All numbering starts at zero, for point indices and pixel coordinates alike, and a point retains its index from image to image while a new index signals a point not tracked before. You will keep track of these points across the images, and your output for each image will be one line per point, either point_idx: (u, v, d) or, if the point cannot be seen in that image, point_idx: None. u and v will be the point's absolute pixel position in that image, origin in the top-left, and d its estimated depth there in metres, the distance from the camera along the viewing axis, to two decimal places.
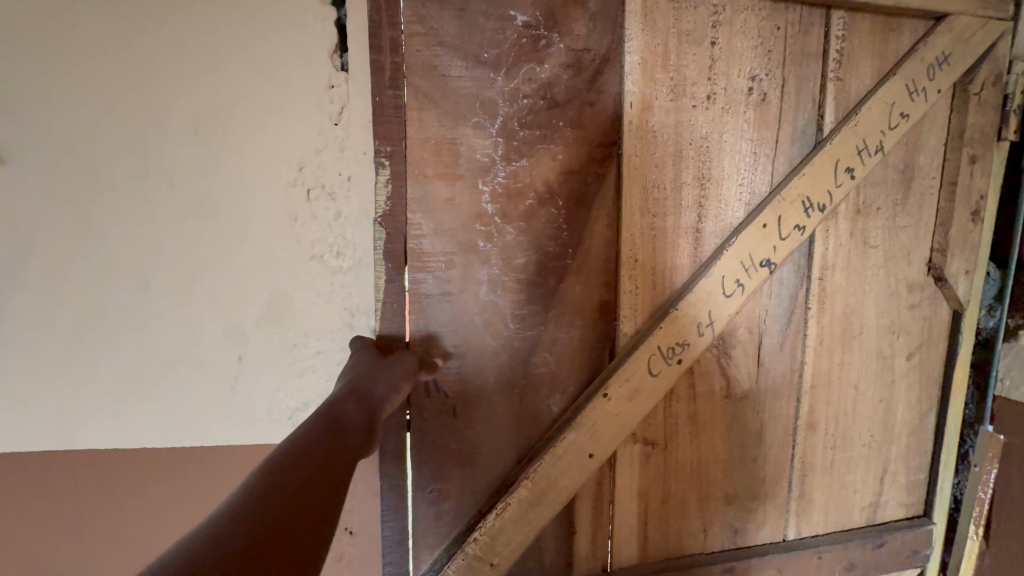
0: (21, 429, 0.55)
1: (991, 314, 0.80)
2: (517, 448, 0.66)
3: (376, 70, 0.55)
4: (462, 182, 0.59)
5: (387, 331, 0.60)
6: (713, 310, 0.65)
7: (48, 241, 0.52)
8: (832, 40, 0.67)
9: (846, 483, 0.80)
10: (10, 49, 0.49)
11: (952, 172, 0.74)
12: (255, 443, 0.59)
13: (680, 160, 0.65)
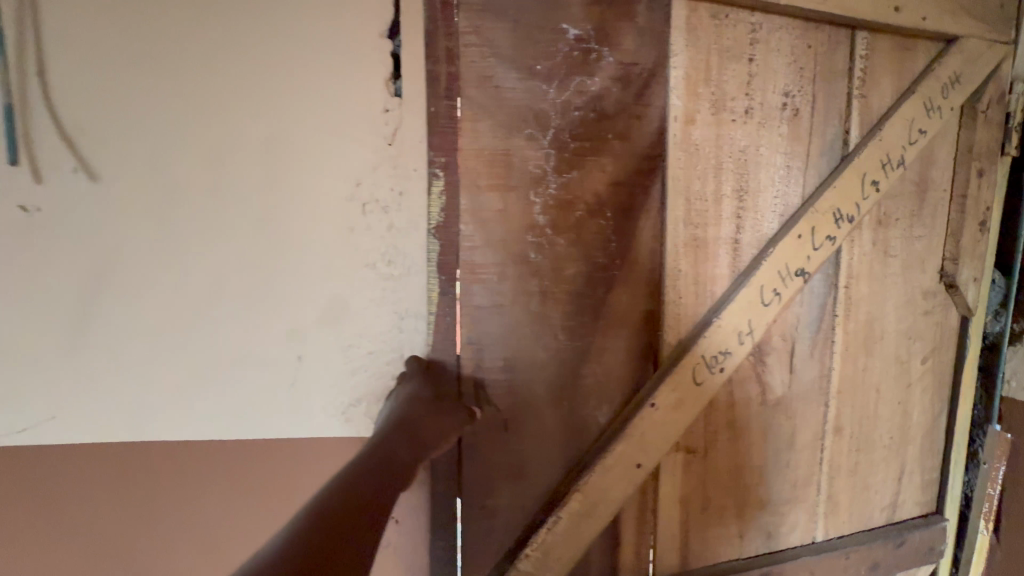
0: (96, 424, 0.59)
1: (997, 320, 0.84)
2: (564, 460, 0.66)
3: (433, 80, 0.58)
4: (513, 194, 0.60)
5: (439, 341, 0.62)
6: (753, 319, 0.67)
7: (129, 248, 0.56)
8: (858, 58, 0.70)
9: (868, 484, 0.82)
10: (102, 74, 0.54)
11: (963, 184, 0.78)
12: (311, 439, 0.63)
13: (719, 172, 0.66)
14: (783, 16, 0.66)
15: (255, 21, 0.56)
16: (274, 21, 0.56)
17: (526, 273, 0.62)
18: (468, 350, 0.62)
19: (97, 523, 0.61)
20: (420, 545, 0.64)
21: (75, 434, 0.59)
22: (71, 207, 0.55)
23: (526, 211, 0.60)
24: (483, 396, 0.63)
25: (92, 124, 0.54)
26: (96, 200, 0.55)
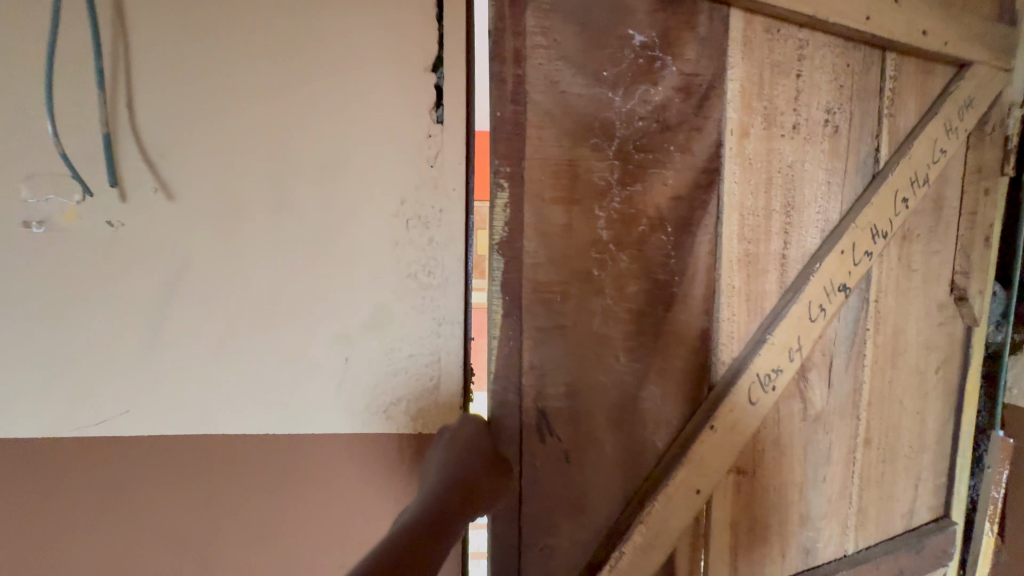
0: (159, 416, 0.64)
1: (999, 330, 0.85)
2: (624, 488, 0.65)
3: (499, 83, 0.58)
4: (578, 207, 0.61)
5: (501, 366, 0.63)
6: (802, 334, 0.68)
7: (193, 256, 0.61)
8: (887, 78, 0.72)
9: (892, 492, 0.83)
10: (175, 98, 0.60)
11: (972, 202, 0.81)
12: (352, 436, 0.66)
13: (768, 189, 0.65)
14: (828, 34, 0.67)
15: (308, 52, 0.61)
16: (325, 51, 0.61)
17: (589, 291, 0.63)
18: (529, 374, 0.63)
19: (152, 511, 0.65)
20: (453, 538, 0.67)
21: (140, 428, 0.64)
22: (141, 222, 0.60)
23: (591, 225, 0.61)
24: (546, 428, 0.64)
25: (161, 144, 0.60)
26: (163, 214, 0.60)
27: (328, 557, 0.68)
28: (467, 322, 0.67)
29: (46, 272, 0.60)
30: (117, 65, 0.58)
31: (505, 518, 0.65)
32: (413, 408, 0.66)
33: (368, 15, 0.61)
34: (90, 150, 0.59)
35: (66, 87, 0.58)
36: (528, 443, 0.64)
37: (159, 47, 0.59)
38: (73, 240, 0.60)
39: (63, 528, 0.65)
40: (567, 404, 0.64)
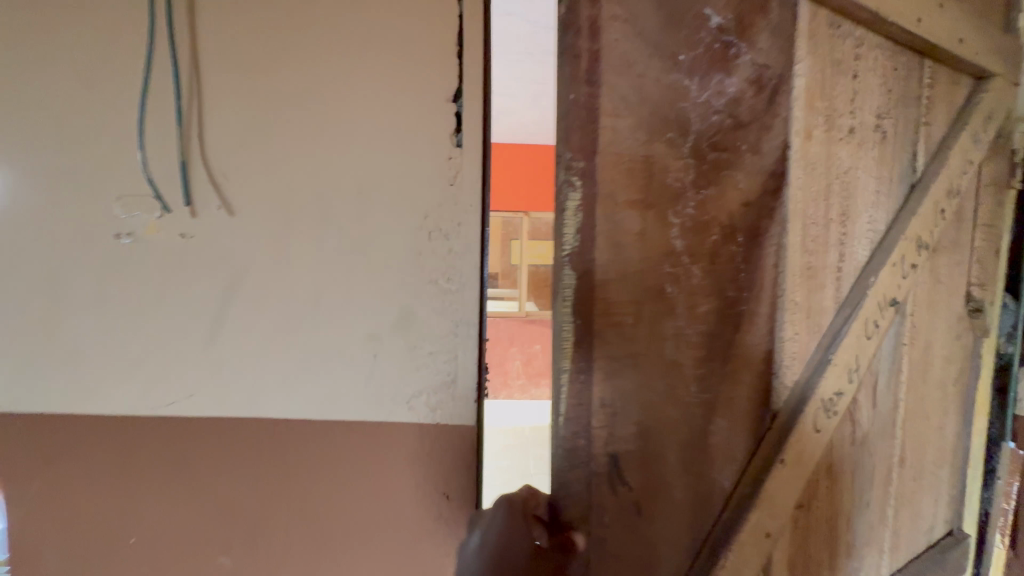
0: (216, 399, 0.74)
1: (1011, 341, 0.82)
2: (693, 534, 0.58)
3: (571, 56, 0.49)
4: (653, 212, 0.53)
5: (572, 411, 0.53)
6: (860, 354, 0.66)
7: (248, 263, 0.72)
8: (926, 84, 0.70)
9: (920, 512, 0.79)
10: (236, 128, 0.70)
11: (986, 214, 0.78)
12: (380, 422, 0.75)
13: (824, 196, 0.61)
14: (882, 36, 0.64)
15: (349, 86, 0.70)
16: (362, 86, 0.70)
17: (662, 312, 0.55)
18: (599, 413, 0.54)
19: (209, 484, 0.75)
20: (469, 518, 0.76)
21: (202, 410, 0.74)
22: (207, 235, 0.71)
23: (664, 233, 0.54)
24: (618, 474, 0.55)
25: (225, 168, 0.71)
26: (226, 227, 0.71)
27: (359, 533, 0.76)
28: (482, 324, 0.75)
29: (132, 275, 0.72)
30: (192, 102, 0.70)
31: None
32: (432, 400, 0.75)
33: (399, 53, 0.70)
34: (169, 173, 0.70)
35: (153, 121, 0.70)
36: (595, 498, 0.54)
37: (225, 86, 0.70)
38: (154, 249, 0.71)
39: (136, 497, 0.75)
40: (638, 446, 0.55)
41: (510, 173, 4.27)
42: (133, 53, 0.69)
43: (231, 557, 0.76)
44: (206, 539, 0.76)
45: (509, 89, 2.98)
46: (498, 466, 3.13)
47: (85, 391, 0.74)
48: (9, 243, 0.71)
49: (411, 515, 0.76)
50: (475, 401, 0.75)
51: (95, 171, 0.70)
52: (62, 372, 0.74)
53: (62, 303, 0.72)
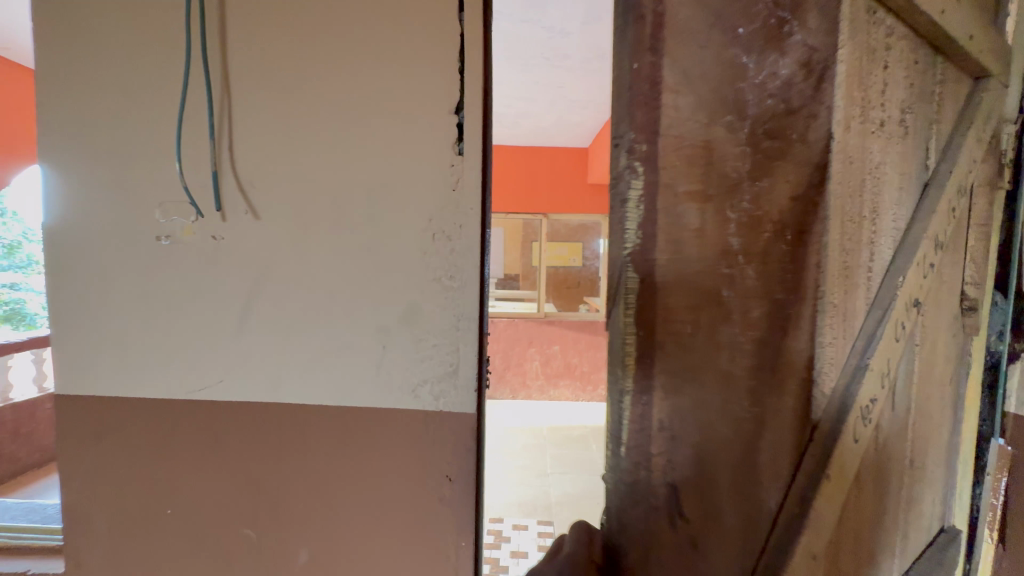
0: (242, 384, 0.82)
1: (1000, 340, 0.79)
2: (742, 557, 0.67)
3: (638, 21, 0.66)
4: (710, 203, 0.65)
5: (638, 415, 0.70)
6: (891, 354, 0.67)
7: (272, 262, 0.79)
8: (937, 81, 0.71)
9: (920, 513, 0.77)
10: (262, 140, 0.78)
11: (981, 211, 0.76)
12: (388, 408, 0.81)
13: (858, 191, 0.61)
14: (908, 28, 0.66)
15: (361, 101, 0.77)
16: (373, 101, 0.77)
17: (718, 319, 0.66)
18: (659, 438, 0.69)
19: (236, 463, 0.83)
20: (469, 499, 0.82)
21: (231, 395, 0.82)
22: (236, 236, 0.79)
23: (721, 231, 0.65)
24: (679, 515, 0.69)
25: (252, 177, 0.78)
26: (253, 230, 0.79)
27: (370, 510, 0.83)
28: (482, 319, 0.81)
29: (171, 273, 0.80)
30: (223, 117, 0.78)
31: None
32: (436, 389, 0.81)
33: (407, 70, 0.76)
34: (204, 182, 0.79)
35: (190, 135, 0.78)
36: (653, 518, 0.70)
37: (252, 102, 0.78)
38: (190, 250, 0.80)
39: (172, 473, 0.84)
40: (694, 470, 0.68)
41: (529, 175, 4.32)
42: (171, 75, 0.78)
43: (255, 529, 0.84)
44: (233, 512, 0.84)
45: (526, 93, 3.03)
46: (514, 465, 3.18)
47: (130, 377, 0.83)
48: (66, 245, 0.80)
49: (416, 495, 0.82)
50: (475, 390, 0.81)
51: (138, 180, 0.79)
52: (111, 359, 0.83)
53: (110, 299, 0.81)
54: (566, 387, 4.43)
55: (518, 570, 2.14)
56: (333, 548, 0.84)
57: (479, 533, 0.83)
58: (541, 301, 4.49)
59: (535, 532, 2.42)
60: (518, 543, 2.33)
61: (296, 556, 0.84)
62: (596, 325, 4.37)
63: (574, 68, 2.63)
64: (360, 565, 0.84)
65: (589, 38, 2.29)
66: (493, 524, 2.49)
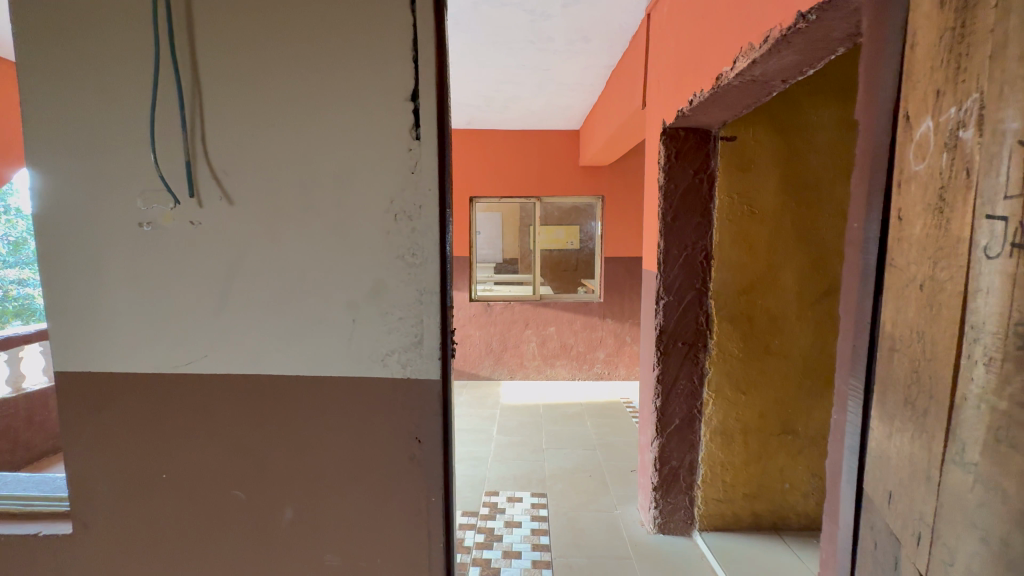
0: (224, 358, 0.89)
1: (908, 286, 0.68)
2: None
3: None
4: None
5: None
6: (993, 360, 0.53)
7: (245, 243, 0.86)
8: (970, 27, 0.57)
9: (850, 455, 0.83)
10: (233, 130, 0.83)
11: (937, 165, 0.62)
12: (358, 374, 0.88)
13: (947, 137, 0.60)
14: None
15: (322, 91, 0.82)
16: (332, 89, 0.82)
17: None
18: None
19: (223, 430, 0.91)
20: (437, 458, 0.89)
21: (215, 369, 0.89)
22: (212, 221, 0.85)
23: None
24: None
25: (225, 166, 0.84)
26: (227, 214, 0.85)
27: (348, 470, 0.91)
28: (444, 292, 0.87)
29: (154, 259, 0.87)
30: (193, 109, 0.83)
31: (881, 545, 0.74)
32: (402, 357, 0.88)
33: (363, 60, 0.81)
34: (180, 171, 0.85)
35: (164, 128, 0.84)
36: None
37: (221, 95, 0.83)
38: (172, 235, 0.86)
39: (165, 441, 0.92)
40: None
41: (522, 158, 4.32)
42: (143, 70, 0.82)
43: (244, 490, 0.92)
44: (222, 476, 0.92)
45: (513, 77, 3.04)
46: (511, 441, 3.27)
47: (122, 355, 0.90)
48: (58, 233, 0.86)
49: (388, 456, 0.90)
50: (439, 358, 0.88)
51: (120, 171, 0.85)
52: (103, 339, 0.89)
53: (100, 283, 0.88)
54: (562, 366, 4.51)
55: (511, 538, 2.24)
56: (316, 504, 0.92)
57: (447, 489, 0.91)
58: (536, 284, 4.53)
59: (529, 504, 2.52)
60: (512, 514, 2.43)
61: (282, 513, 0.93)
62: (592, 305, 4.42)
63: (559, 50, 2.63)
64: (341, 520, 0.92)
65: (572, 21, 2.30)
66: (489, 497, 2.59)
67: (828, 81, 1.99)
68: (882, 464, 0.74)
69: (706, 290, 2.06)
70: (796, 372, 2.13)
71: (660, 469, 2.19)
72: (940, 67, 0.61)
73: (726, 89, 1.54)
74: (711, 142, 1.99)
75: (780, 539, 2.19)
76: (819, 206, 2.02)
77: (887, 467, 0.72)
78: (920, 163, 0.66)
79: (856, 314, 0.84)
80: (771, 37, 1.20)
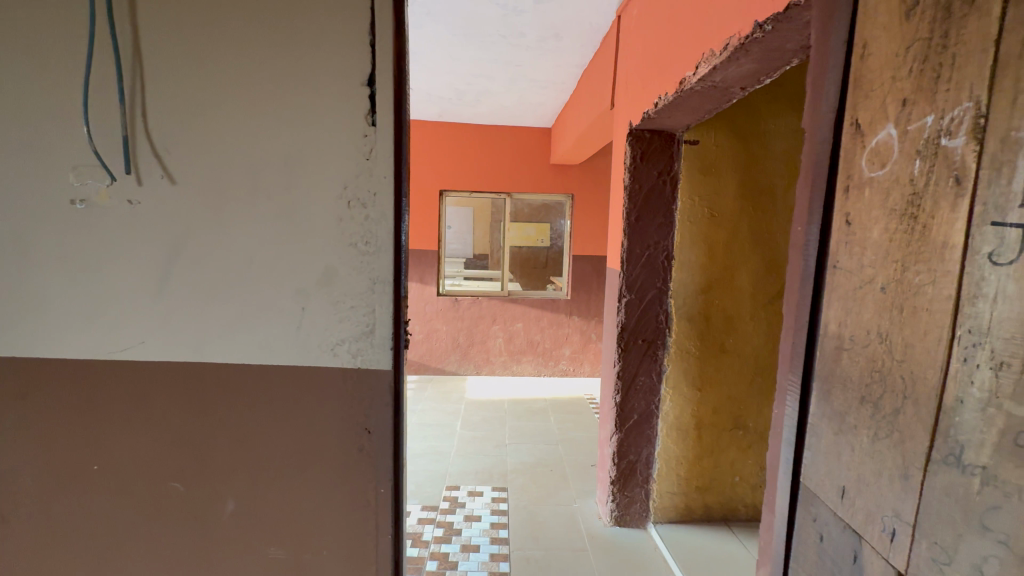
0: (163, 344, 0.85)
1: (869, 286, 0.68)
2: None
3: None
4: None
5: None
6: (995, 369, 0.51)
7: (188, 226, 0.82)
8: (952, 34, 0.57)
9: (787, 445, 0.87)
10: (177, 106, 0.80)
11: (909, 170, 0.62)
12: (307, 364, 0.86)
13: (921, 144, 0.61)
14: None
15: (271, 71, 0.80)
16: (282, 70, 0.80)
17: None
18: None
19: (161, 419, 0.87)
20: (388, 449, 0.89)
21: (153, 356, 0.86)
22: (151, 201, 0.82)
23: None
24: None
25: (168, 143, 0.81)
26: (168, 194, 0.82)
27: (294, 461, 0.89)
28: (397, 283, 0.86)
29: (86, 237, 0.82)
30: (132, 82, 0.79)
31: (826, 530, 0.77)
32: (353, 347, 0.86)
33: (317, 41, 0.79)
34: (116, 146, 0.80)
35: (99, 100, 0.79)
36: None
37: (163, 69, 0.79)
38: (106, 214, 0.81)
39: (96, 431, 0.87)
40: None
41: (493, 153, 4.31)
42: (77, 37, 0.78)
43: (182, 482, 0.89)
44: (159, 467, 0.89)
45: (485, 71, 3.03)
46: (474, 436, 3.27)
47: (49, 339, 0.85)
48: None
49: (336, 447, 0.89)
50: (391, 348, 0.87)
51: (48, 142, 0.80)
52: (27, 323, 0.84)
53: (23, 262, 0.82)
54: (528, 362, 4.54)
55: (470, 532, 2.24)
56: (259, 496, 0.90)
57: (396, 480, 0.91)
58: (504, 280, 4.54)
59: (489, 498, 2.53)
60: (472, 508, 2.43)
61: (223, 506, 0.90)
62: (559, 303, 4.46)
63: (531, 47, 2.64)
64: (285, 512, 0.90)
65: (544, 18, 2.31)
66: (450, 491, 2.58)
67: (786, 90, 2.06)
68: (832, 459, 0.75)
69: (666, 290, 2.12)
70: (748, 370, 2.22)
71: (618, 463, 2.23)
72: (917, 72, 0.61)
73: (689, 93, 1.58)
74: (675, 146, 2.04)
75: (729, 530, 2.28)
76: (774, 211, 2.11)
77: (837, 462, 0.74)
78: (885, 166, 0.66)
79: (796, 314, 0.88)
80: (731, 45, 1.24)
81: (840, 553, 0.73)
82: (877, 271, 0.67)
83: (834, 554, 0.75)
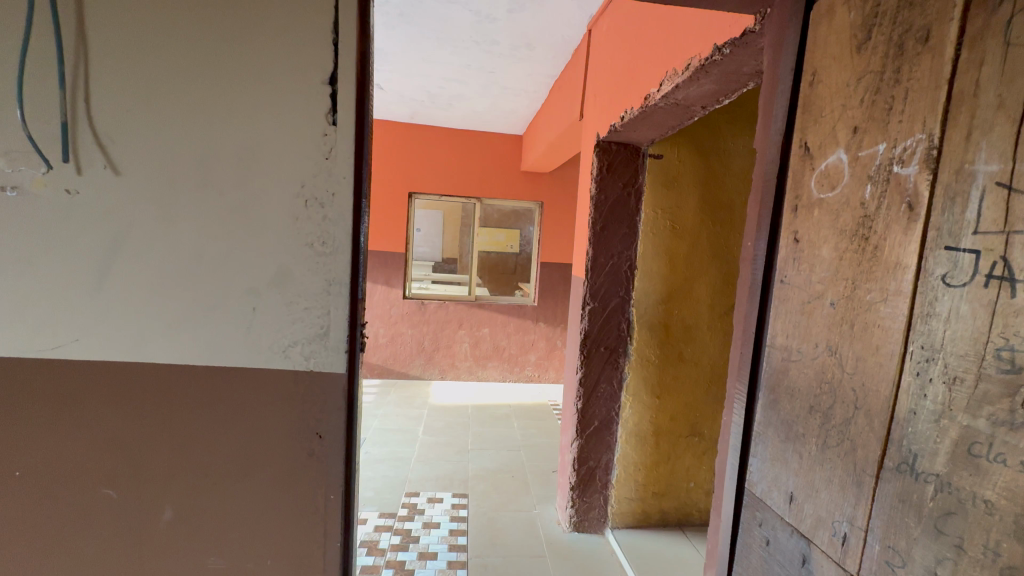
0: (98, 342, 0.81)
1: (821, 302, 0.72)
2: None
3: None
4: None
5: None
6: (949, 385, 0.54)
7: (132, 220, 0.79)
8: (904, 70, 0.61)
9: (733, 450, 0.91)
10: (124, 95, 0.76)
11: (859, 193, 0.66)
12: (257, 366, 0.84)
13: (872, 170, 0.65)
14: (918, 39, 0.59)
15: (228, 63, 0.77)
16: (239, 63, 0.78)
17: None
18: None
19: (92, 421, 0.82)
20: (339, 454, 0.87)
21: (87, 355, 0.81)
22: (91, 191, 0.77)
23: None
24: None
25: (111, 131, 0.77)
26: (110, 184, 0.78)
27: (240, 467, 0.86)
28: (355, 284, 0.85)
29: (15, 227, 0.77)
30: (75, 66, 0.75)
31: (773, 532, 0.80)
32: (307, 349, 0.84)
33: (277, 36, 0.78)
34: (54, 132, 0.76)
35: (35, 82, 0.74)
36: None
37: (110, 54, 0.76)
38: (40, 203, 0.77)
39: (19, 435, 0.81)
40: None
41: (464, 157, 4.31)
42: (14, 15, 0.73)
43: (116, 488, 0.84)
44: (91, 472, 0.84)
45: (458, 75, 3.02)
46: (436, 442, 3.23)
47: None
48: None
49: (285, 452, 0.86)
50: (346, 351, 0.85)
51: None
52: None
53: None
54: (494, 368, 4.53)
55: (428, 539, 2.21)
56: (200, 503, 0.86)
57: (348, 485, 0.89)
58: (472, 284, 4.52)
59: (449, 504, 2.49)
60: (431, 515, 2.39)
61: (160, 513, 0.86)
62: (525, 309, 4.47)
63: (503, 54, 2.66)
64: (227, 520, 0.87)
65: (516, 27, 2.33)
66: (408, 498, 2.54)
67: (744, 110, 2.16)
68: (779, 466, 0.79)
69: (628, 299, 2.17)
70: (704, 379, 2.29)
71: (578, 468, 2.26)
72: (870, 104, 0.65)
73: (654, 109, 1.63)
74: (640, 159, 2.10)
75: (683, 534, 2.33)
76: (731, 226, 2.19)
77: (785, 468, 0.78)
78: (835, 189, 0.70)
79: (744, 325, 0.92)
80: (692, 65, 1.28)
81: (788, 555, 0.76)
82: (828, 287, 0.70)
83: (782, 556, 0.77)
